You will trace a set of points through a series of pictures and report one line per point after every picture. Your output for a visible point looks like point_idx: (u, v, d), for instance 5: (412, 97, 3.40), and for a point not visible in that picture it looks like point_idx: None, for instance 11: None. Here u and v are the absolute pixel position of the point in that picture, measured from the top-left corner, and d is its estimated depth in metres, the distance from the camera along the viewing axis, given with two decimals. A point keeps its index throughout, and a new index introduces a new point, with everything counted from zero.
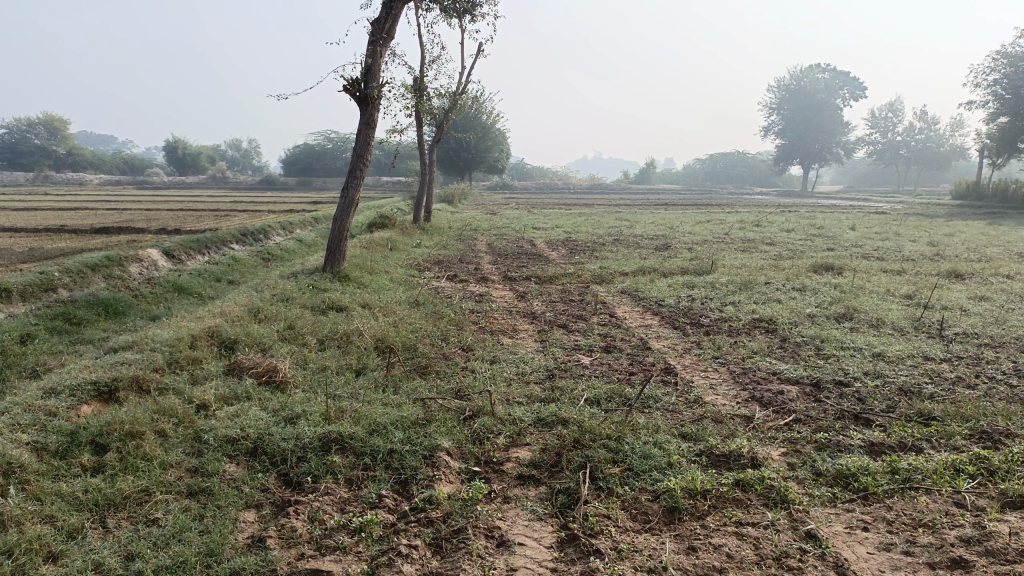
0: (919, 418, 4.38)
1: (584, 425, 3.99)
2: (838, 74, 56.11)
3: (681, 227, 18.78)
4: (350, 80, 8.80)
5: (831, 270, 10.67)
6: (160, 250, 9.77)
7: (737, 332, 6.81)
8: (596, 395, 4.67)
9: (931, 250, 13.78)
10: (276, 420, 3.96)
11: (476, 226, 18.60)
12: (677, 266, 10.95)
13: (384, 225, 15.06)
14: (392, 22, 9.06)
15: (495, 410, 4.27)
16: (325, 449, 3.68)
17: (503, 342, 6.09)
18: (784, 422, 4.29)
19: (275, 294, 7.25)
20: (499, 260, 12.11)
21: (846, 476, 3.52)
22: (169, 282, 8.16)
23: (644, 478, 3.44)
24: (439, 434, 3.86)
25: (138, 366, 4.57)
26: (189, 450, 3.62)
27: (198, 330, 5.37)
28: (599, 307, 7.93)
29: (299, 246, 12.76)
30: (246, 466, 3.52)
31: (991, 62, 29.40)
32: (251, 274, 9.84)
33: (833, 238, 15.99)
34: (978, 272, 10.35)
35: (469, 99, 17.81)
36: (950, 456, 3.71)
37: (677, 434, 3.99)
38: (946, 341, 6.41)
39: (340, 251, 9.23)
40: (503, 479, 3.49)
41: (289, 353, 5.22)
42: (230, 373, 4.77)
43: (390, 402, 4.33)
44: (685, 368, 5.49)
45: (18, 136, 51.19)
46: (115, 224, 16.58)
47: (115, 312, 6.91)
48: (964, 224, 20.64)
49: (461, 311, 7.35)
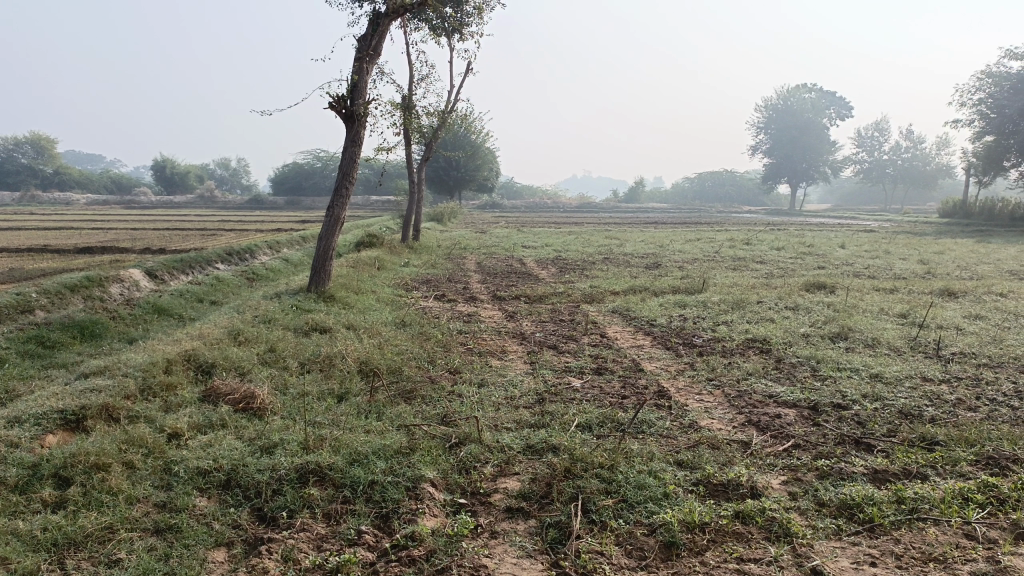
0: (922, 442, 4.22)
1: (576, 453, 3.81)
2: (824, 93, 56.60)
3: (671, 245, 18.69)
4: (336, 96, 8.65)
5: (824, 289, 10.55)
6: (142, 270, 9.56)
7: (731, 352, 6.66)
8: (587, 420, 4.50)
9: (922, 267, 13.72)
10: (252, 450, 3.77)
11: (465, 245, 18.45)
12: (668, 285, 10.82)
13: (371, 244, 14.89)
14: (379, 39, 8.94)
15: (483, 436, 4.09)
16: (302, 481, 3.49)
17: (492, 364, 5.91)
18: (783, 448, 4.13)
19: (257, 315, 7.04)
20: (488, 279, 11.95)
21: (851, 506, 3.36)
22: (149, 303, 7.95)
23: (639, 510, 3.27)
24: (423, 464, 3.67)
25: (108, 393, 4.36)
26: (158, 483, 3.42)
27: (174, 354, 5.17)
28: (589, 327, 7.75)
29: (284, 265, 12.56)
30: (218, 500, 3.33)
31: (975, 81, 29.71)
32: (234, 294, 9.64)
33: (823, 256, 15.93)
34: (971, 290, 10.28)
35: (457, 117, 17.70)
36: (957, 484, 3.55)
37: (673, 461, 3.83)
38: (944, 361, 6.28)
39: (325, 271, 9.05)
40: (490, 512, 3.30)
41: (268, 378, 5.02)
42: (206, 399, 4.57)
43: (372, 429, 4.15)
44: (679, 391, 5.32)
45: (5, 154, 50.92)
46: (99, 243, 16.32)
47: (91, 335, 6.68)
48: (952, 242, 20.65)
49: (448, 332, 7.17)
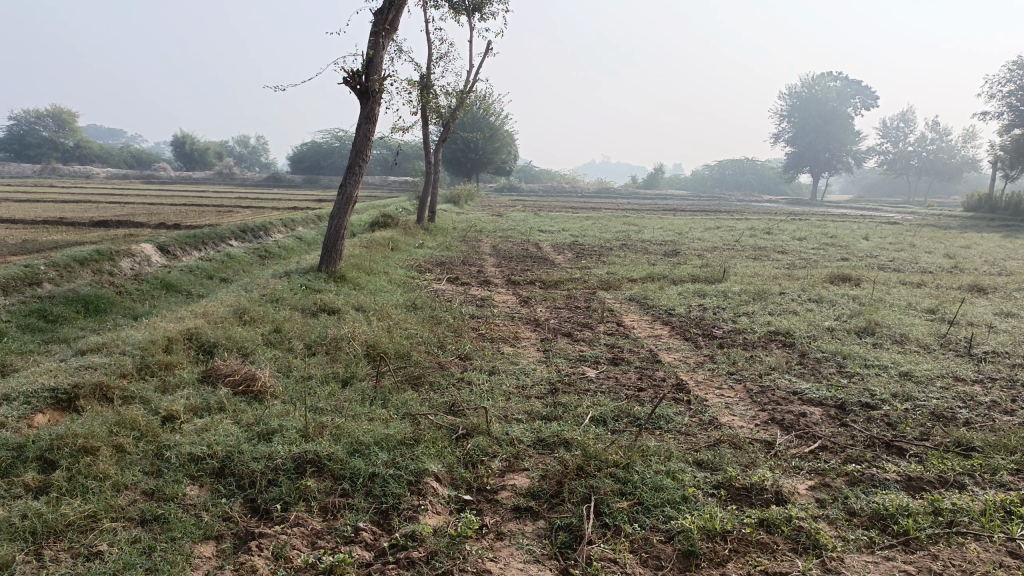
0: (957, 448, 3.98)
1: (589, 449, 3.59)
2: (851, 83, 55.62)
3: (690, 233, 18.38)
4: (351, 72, 8.43)
5: (848, 281, 10.25)
6: (154, 245, 9.43)
7: (752, 345, 6.42)
8: (602, 413, 4.28)
9: (949, 262, 13.32)
10: (249, 437, 3.58)
11: (481, 228, 18.24)
12: (687, 273, 10.55)
13: (386, 225, 14.71)
14: (396, 13, 8.70)
15: (491, 428, 3.88)
16: (299, 471, 3.30)
17: (504, 351, 5.71)
18: (809, 449, 3.92)
19: (264, 294, 6.87)
20: (503, 263, 11.73)
21: (884, 516, 3.13)
22: (157, 278, 7.80)
23: (655, 514, 3.05)
24: (427, 457, 3.47)
25: (104, 371, 4.21)
26: (148, 469, 3.25)
27: (176, 333, 5.00)
28: (606, 315, 7.54)
29: (297, 244, 12.38)
30: (210, 490, 3.15)
31: (1006, 73, 28.94)
32: (245, 272, 9.48)
33: (846, 247, 15.59)
34: (1000, 286, 9.95)
35: (476, 96, 17.40)
36: (997, 495, 3.30)
37: (692, 461, 3.61)
38: (976, 361, 5.99)
39: (336, 250, 8.86)
40: (497, 512, 3.10)
41: (272, 360, 4.84)
42: (205, 380, 4.39)
43: (376, 417, 3.96)
44: (699, 385, 5.10)
45: (27, 128, 51.20)
46: (115, 217, 16.20)
47: (96, 310, 6.54)
48: (979, 236, 20.14)
49: (460, 316, 6.97)
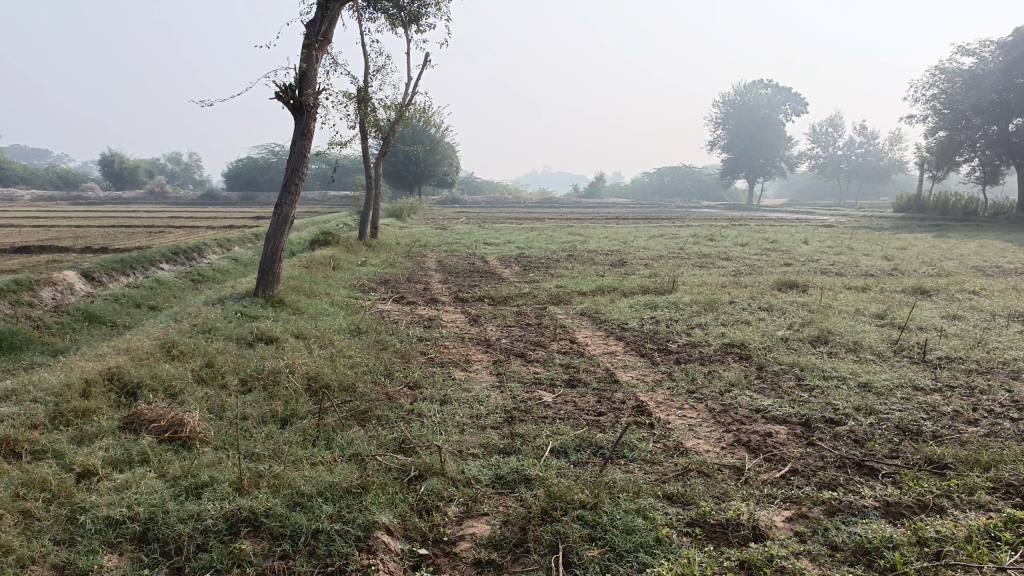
0: (929, 465, 3.84)
1: (552, 489, 3.33)
2: (782, 90, 57.04)
3: (635, 241, 18.39)
4: (283, 86, 8.05)
5: (795, 287, 10.26)
6: (77, 271, 8.84)
7: (709, 359, 6.26)
8: (563, 444, 4.04)
9: (887, 264, 13.54)
10: (175, 493, 3.22)
11: (425, 242, 17.88)
12: (636, 284, 10.42)
13: (326, 242, 14.27)
14: (329, 24, 8.38)
15: (446, 468, 3.59)
16: (233, 532, 2.96)
17: (454, 377, 5.41)
18: (780, 474, 3.73)
19: (196, 325, 6.43)
20: (450, 279, 11.46)
21: (867, 550, 2.95)
22: (79, 310, 7.27)
23: (629, 562, 2.81)
24: (376, 506, 3.16)
25: (10, 424, 3.78)
26: (60, 538, 2.87)
27: (95, 373, 4.57)
28: (558, 333, 7.31)
29: (233, 266, 11.85)
30: (131, 559, 2.79)
31: (930, 78, 29.82)
32: (177, 298, 8.97)
33: (788, 252, 15.75)
34: (942, 288, 10.07)
35: (414, 108, 17.07)
36: (979, 520, 3.15)
37: (661, 495, 3.38)
38: (932, 367, 5.94)
39: (274, 274, 8.42)
40: (456, 568, 2.82)
41: (203, 400, 4.45)
42: (127, 427, 4.00)
43: (319, 461, 3.63)
44: (659, 406, 4.89)
45: None
46: (38, 242, 15.30)
47: (9, 347, 6.01)
48: (912, 237, 20.63)
49: (407, 340, 6.66)
